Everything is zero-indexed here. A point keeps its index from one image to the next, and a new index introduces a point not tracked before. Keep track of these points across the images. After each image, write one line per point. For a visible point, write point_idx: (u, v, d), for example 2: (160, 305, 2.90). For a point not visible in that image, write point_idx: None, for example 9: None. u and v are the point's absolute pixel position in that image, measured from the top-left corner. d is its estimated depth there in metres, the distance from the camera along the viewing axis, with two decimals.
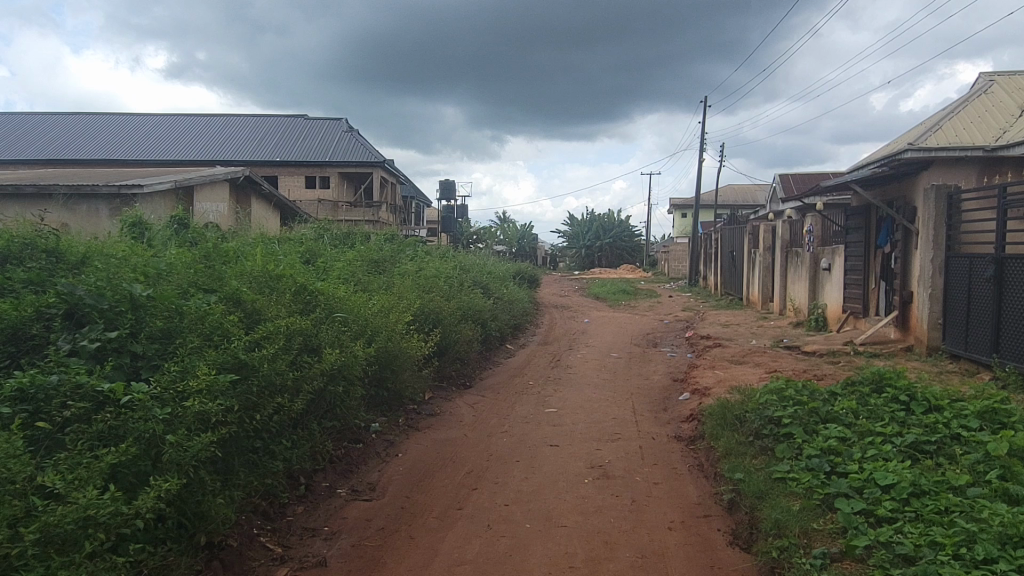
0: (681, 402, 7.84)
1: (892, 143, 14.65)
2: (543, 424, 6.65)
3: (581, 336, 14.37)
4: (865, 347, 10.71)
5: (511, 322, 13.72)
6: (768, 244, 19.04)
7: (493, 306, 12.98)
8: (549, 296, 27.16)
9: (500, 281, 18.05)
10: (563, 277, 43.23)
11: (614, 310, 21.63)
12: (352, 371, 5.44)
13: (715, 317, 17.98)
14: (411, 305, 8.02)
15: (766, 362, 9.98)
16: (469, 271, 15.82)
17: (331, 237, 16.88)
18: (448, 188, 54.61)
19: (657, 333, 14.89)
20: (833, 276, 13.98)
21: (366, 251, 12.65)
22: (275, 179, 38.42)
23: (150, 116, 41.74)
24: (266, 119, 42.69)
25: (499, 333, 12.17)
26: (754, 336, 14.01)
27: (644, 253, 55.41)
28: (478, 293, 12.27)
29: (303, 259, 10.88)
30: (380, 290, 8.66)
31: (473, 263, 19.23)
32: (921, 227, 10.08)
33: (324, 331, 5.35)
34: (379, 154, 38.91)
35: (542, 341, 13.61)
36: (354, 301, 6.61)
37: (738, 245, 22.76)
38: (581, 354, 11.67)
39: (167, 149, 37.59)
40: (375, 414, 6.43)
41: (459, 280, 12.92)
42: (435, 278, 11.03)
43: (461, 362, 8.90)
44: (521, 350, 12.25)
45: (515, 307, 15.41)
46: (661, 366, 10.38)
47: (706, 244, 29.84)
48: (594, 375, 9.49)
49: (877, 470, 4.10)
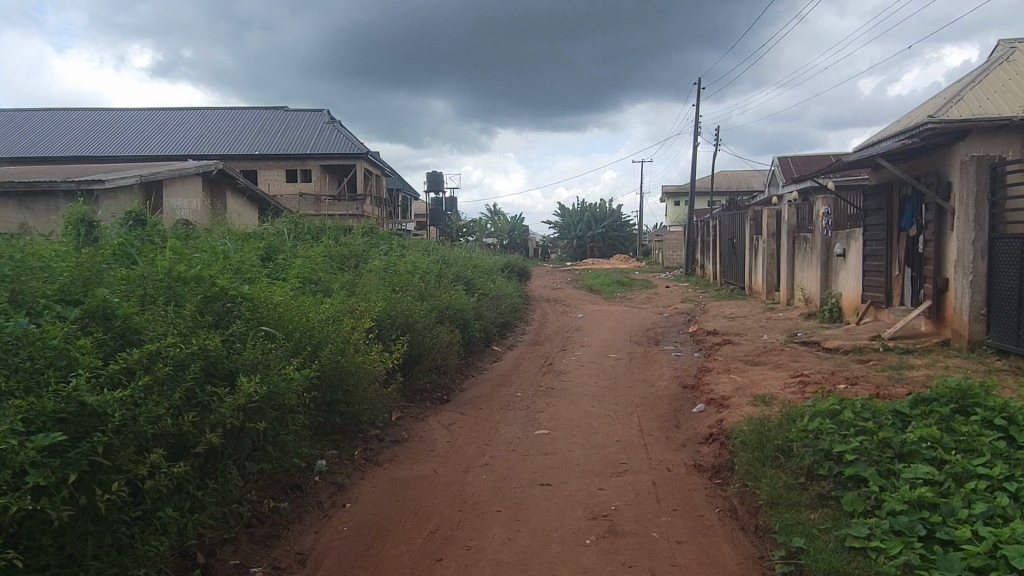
0: (695, 417, 6.63)
1: (910, 117, 13.44)
2: (531, 453, 5.45)
3: (576, 334, 13.19)
4: (894, 342, 9.53)
5: (498, 321, 12.50)
6: (773, 231, 17.85)
7: (478, 303, 11.76)
8: (541, 288, 25.95)
9: (489, 276, 16.79)
10: (556, 269, 42.03)
11: (610, 303, 20.42)
12: (283, 399, 4.22)
13: (718, 309, 16.81)
14: (375, 309, 6.79)
15: (786, 362, 8.78)
16: (452, 265, 14.57)
17: (304, 232, 15.62)
18: (436, 180, 53.30)
19: (658, 330, 13.69)
20: (849, 263, 12.79)
21: (336, 247, 11.41)
22: (254, 173, 37.04)
23: (124, 111, 40.26)
24: (244, 111, 41.23)
25: (484, 334, 10.96)
26: (764, 329, 12.83)
27: (638, 243, 54.24)
28: (460, 290, 11.06)
29: (261, 256, 9.63)
30: (341, 291, 7.43)
31: (459, 256, 18.00)
32: (957, 205, 8.89)
33: (244, 351, 4.12)
34: (362, 145, 37.55)
35: (533, 340, 12.41)
36: (297, 307, 5.39)
37: (739, 232, 21.56)
38: (576, 356, 10.44)
39: (141, 144, 36.13)
40: (323, 447, 5.20)
41: (441, 276, 11.69)
42: (410, 276, 9.78)
43: (438, 372, 7.68)
44: (509, 353, 11.03)
45: (504, 303, 14.16)
46: (667, 369, 9.19)
47: (704, 232, 28.67)
48: (592, 383, 8.27)
49: (1002, 538, 2.89)
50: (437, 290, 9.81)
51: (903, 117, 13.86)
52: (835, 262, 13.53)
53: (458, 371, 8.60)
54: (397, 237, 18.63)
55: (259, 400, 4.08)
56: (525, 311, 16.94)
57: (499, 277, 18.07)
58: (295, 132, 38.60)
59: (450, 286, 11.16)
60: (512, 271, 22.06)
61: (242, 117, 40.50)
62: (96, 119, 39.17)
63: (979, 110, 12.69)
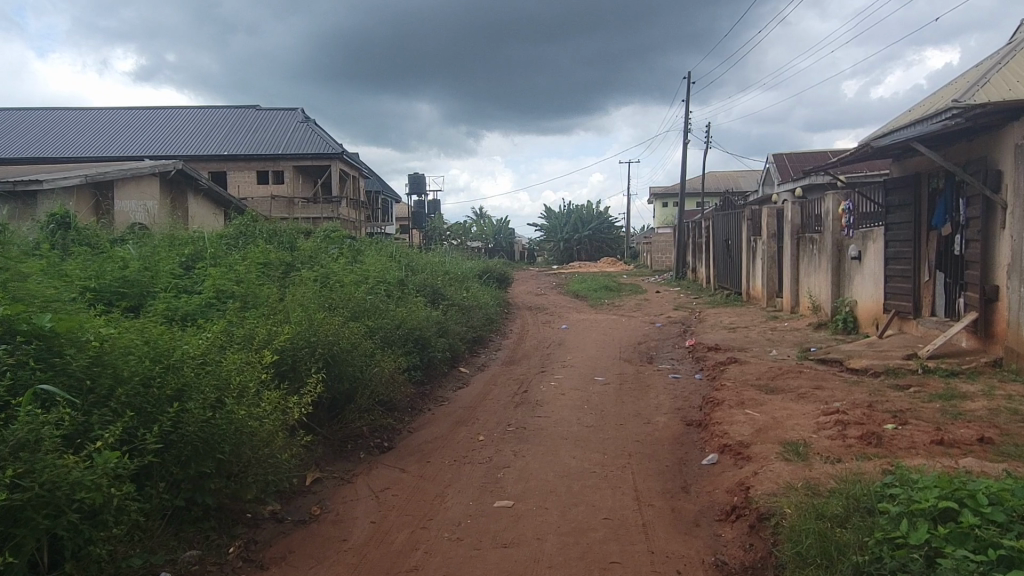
0: (708, 476, 5.03)
1: (932, 104, 11.98)
2: (483, 545, 3.86)
3: (558, 349, 11.60)
4: (934, 361, 7.98)
5: (466, 336, 10.87)
6: (773, 231, 16.33)
7: (443, 317, 10.13)
8: (524, 294, 24.35)
9: (464, 284, 15.15)
10: (541, 274, 40.49)
11: (597, 310, 18.88)
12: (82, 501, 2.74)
13: (715, 318, 15.26)
14: (289, 335, 5.24)
15: (809, 391, 7.20)
16: (419, 273, 12.97)
17: (255, 233, 13.93)
18: (417, 182, 51.72)
19: (651, 344, 12.11)
20: (867, 267, 11.29)
21: (275, 252, 9.74)
22: (224, 175, 35.25)
23: (87, 110, 38.32)
24: (215, 111, 39.41)
25: (449, 355, 9.33)
26: (770, 343, 11.29)
27: (626, 246, 52.84)
28: (421, 304, 9.48)
29: (174, 266, 7.96)
30: (253, 312, 5.86)
31: (431, 263, 16.36)
32: (1010, 198, 7.40)
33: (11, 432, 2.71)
34: (336, 145, 35.88)
35: (508, 358, 10.81)
36: (148, 344, 3.86)
37: (735, 233, 20.10)
38: (556, 379, 8.83)
39: (103, 146, 34.24)
40: (178, 545, 3.61)
41: (400, 288, 10.06)
42: (357, 291, 8.15)
43: (379, 412, 6.08)
44: (478, 375, 9.40)
45: (477, 315, 12.52)
46: (664, 399, 7.60)
47: (695, 233, 27.17)
48: (572, 420, 6.65)
49: None
50: (388, 306, 8.20)
51: (921, 103, 12.35)
52: (849, 266, 12.03)
53: (408, 406, 6.98)
54: (365, 242, 16.99)
55: (9, 511, 2.61)
56: (504, 322, 15.30)
57: (475, 285, 16.43)
58: (267, 132, 36.87)
59: (410, 300, 9.55)
60: (491, 277, 20.43)
61: (212, 116, 38.66)
62: (57, 119, 37.22)
63: (1010, 94, 11.17)
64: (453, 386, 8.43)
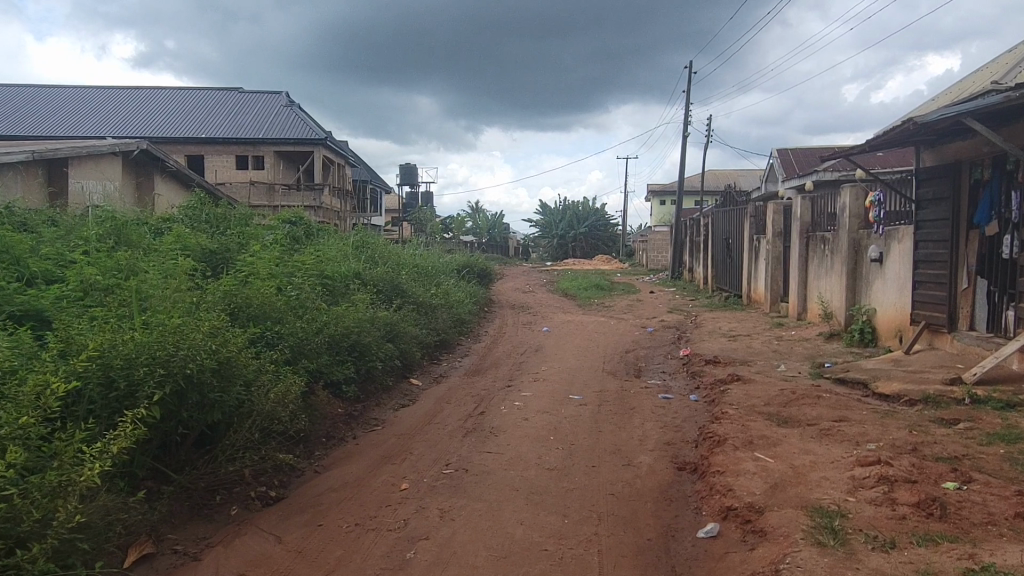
0: (705, 563, 3.56)
1: (967, 86, 10.52)
2: None
3: (533, 357, 10.06)
4: (984, 387, 6.50)
5: (424, 341, 9.33)
6: (779, 230, 14.86)
7: (395, 318, 8.62)
8: (511, 292, 22.84)
9: (436, 280, 13.60)
10: (534, 270, 38.91)
11: (585, 311, 17.37)
12: None
13: (713, 323, 13.74)
14: (126, 351, 3.76)
15: (833, 425, 5.71)
16: (381, 267, 11.45)
17: (199, 217, 12.32)
18: (409, 173, 50.18)
19: (640, 353, 10.58)
20: (891, 271, 9.83)
21: (195, 238, 8.19)
22: (201, 159, 33.61)
23: (61, 88, 36.59)
24: (196, 92, 37.72)
25: (397, 365, 7.82)
26: (778, 356, 9.82)
27: (621, 244, 51.32)
28: (367, 302, 7.99)
29: (48, 250, 6.41)
30: (101, 314, 4.37)
31: (403, 255, 14.80)
32: None
33: None
34: (321, 130, 34.30)
35: (474, 368, 9.28)
36: None
37: (735, 231, 18.64)
38: (521, 397, 7.32)
39: (74, 125, 32.54)
40: None
41: (344, 285, 8.53)
42: (277, 288, 6.64)
43: (272, 449, 4.58)
44: (431, 389, 7.87)
45: (443, 316, 10.99)
46: (650, 430, 6.09)
47: (693, 231, 25.70)
48: (531, 460, 5.14)
49: None
50: (316, 308, 6.69)
51: (951, 87, 10.87)
52: (868, 269, 10.59)
53: (325, 436, 5.47)
54: (333, 231, 15.42)
55: None
56: (479, 324, 13.76)
57: (449, 281, 14.88)
58: (249, 115, 35.24)
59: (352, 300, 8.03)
60: (473, 272, 18.89)
61: (192, 98, 37.00)
62: (30, 97, 35.51)
63: None
64: (394, 405, 6.90)
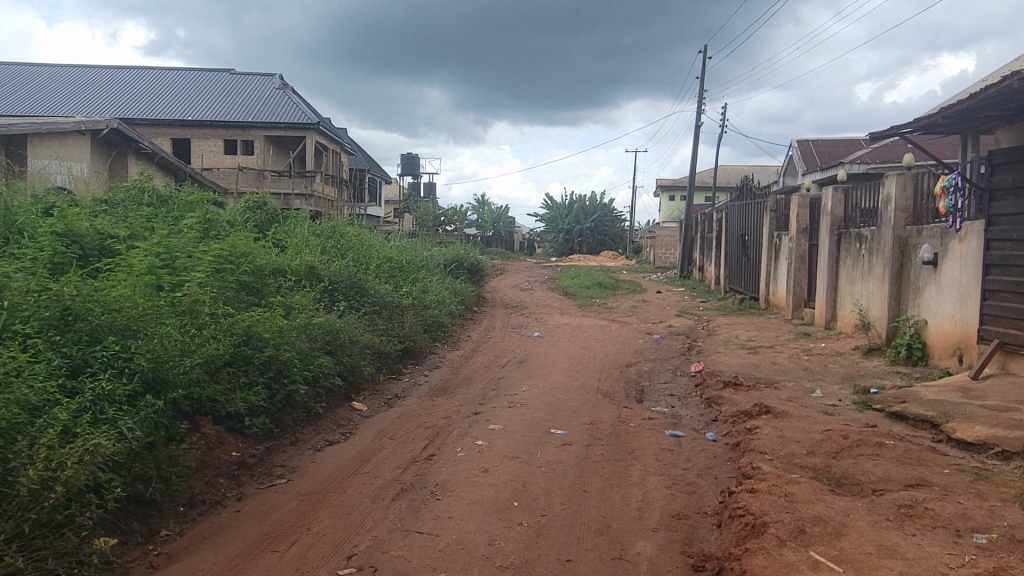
0: None
1: None
2: None
3: (516, 372, 8.38)
4: None
5: (378, 351, 7.68)
6: (805, 225, 13.13)
7: (340, 323, 6.97)
8: (508, 289, 21.20)
9: (413, 276, 11.93)
10: (537, 265, 37.23)
11: (585, 312, 15.72)
12: None
13: (729, 331, 12.05)
14: None
15: (914, 498, 4.02)
16: (343, 262, 9.82)
17: (137, 196, 10.70)
18: (410, 162, 48.56)
19: (644, 368, 8.91)
20: (948, 276, 8.14)
21: (87, 221, 6.59)
22: (188, 142, 32.03)
23: (46, 68, 35.11)
24: (186, 73, 36.14)
25: (333, 384, 6.18)
26: (810, 375, 8.15)
27: (629, 239, 49.60)
28: (295, 311, 6.39)
29: None
30: None
31: (381, 248, 13.16)
32: None
33: None
34: (314, 115, 32.68)
35: (440, 385, 7.65)
36: None
37: (752, 228, 16.94)
38: (487, 432, 5.66)
39: (55, 106, 31.00)
40: None
41: (275, 283, 6.91)
42: (160, 289, 5.05)
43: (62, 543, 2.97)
44: (376, 416, 6.22)
45: (411, 319, 9.34)
46: (654, 493, 4.42)
47: (705, 227, 23.98)
48: (476, 550, 3.50)
49: None
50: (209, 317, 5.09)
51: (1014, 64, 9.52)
52: (916, 272, 8.94)
53: (185, 503, 3.85)
54: (302, 217, 13.79)
55: None
56: (462, 327, 12.12)
57: (432, 277, 13.24)
58: (239, 97, 33.64)
59: (278, 303, 6.40)
60: (464, 266, 17.22)
61: (181, 79, 35.43)
62: (13, 75, 34.03)
63: None
64: (316, 443, 5.25)
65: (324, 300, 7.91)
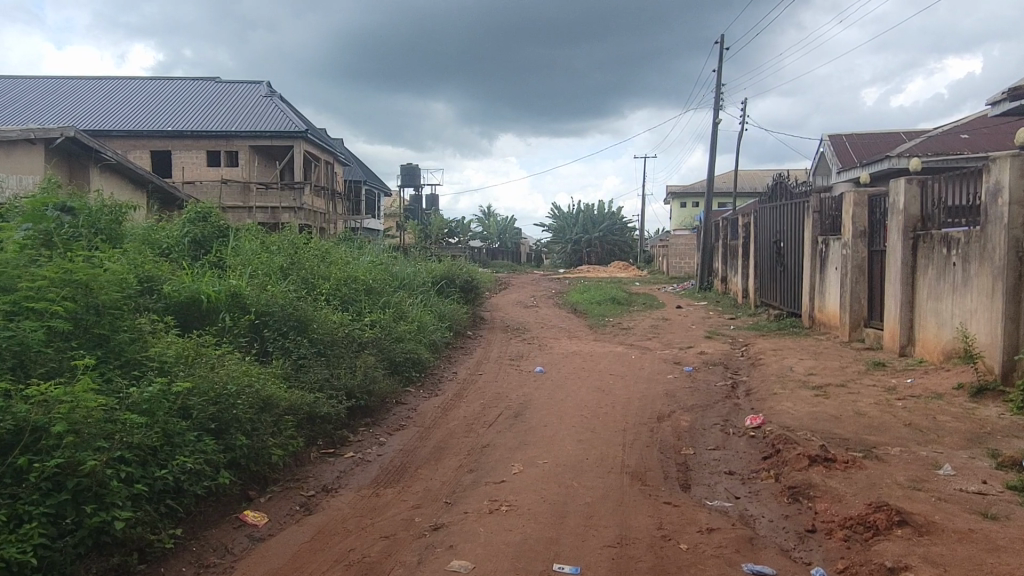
0: None
1: None
2: None
3: (507, 434, 6.08)
4: None
5: (307, 414, 5.42)
6: (863, 228, 10.81)
7: (241, 380, 4.75)
8: (511, 307, 18.91)
9: (387, 300, 9.62)
10: (544, 278, 34.89)
11: (599, 335, 13.42)
12: None
13: (778, 360, 9.72)
14: None
15: None
16: (286, 286, 7.55)
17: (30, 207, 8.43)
18: (410, 174, 46.50)
19: (681, 422, 6.58)
20: None
21: None
22: (168, 154, 29.96)
23: (22, 80, 33.22)
24: (169, 82, 34.19)
25: (205, 488, 3.91)
26: (918, 435, 5.81)
27: (641, 249, 47.31)
28: (150, 377, 4.16)
29: None
30: None
31: (352, 265, 10.86)
32: None
33: None
34: (302, 123, 30.62)
35: (398, 461, 5.36)
36: None
37: (789, 234, 14.64)
38: None
39: (27, 119, 29.02)
40: None
41: (141, 327, 4.72)
42: None
43: None
44: (279, 536, 3.91)
45: (371, 359, 7.06)
46: None
47: (728, 233, 21.68)
48: None
49: None
50: None
51: None
52: None
53: None
54: (260, 231, 11.49)
55: None
56: (449, 361, 9.82)
57: (414, 301, 10.96)
58: (224, 106, 31.62)
59: (127, 364, 4.22)
60: (458, 285, 14.92)
61: (164, 89, 33.46)
62: None
63: None
64: None
65: (232, 348, 5.69)
